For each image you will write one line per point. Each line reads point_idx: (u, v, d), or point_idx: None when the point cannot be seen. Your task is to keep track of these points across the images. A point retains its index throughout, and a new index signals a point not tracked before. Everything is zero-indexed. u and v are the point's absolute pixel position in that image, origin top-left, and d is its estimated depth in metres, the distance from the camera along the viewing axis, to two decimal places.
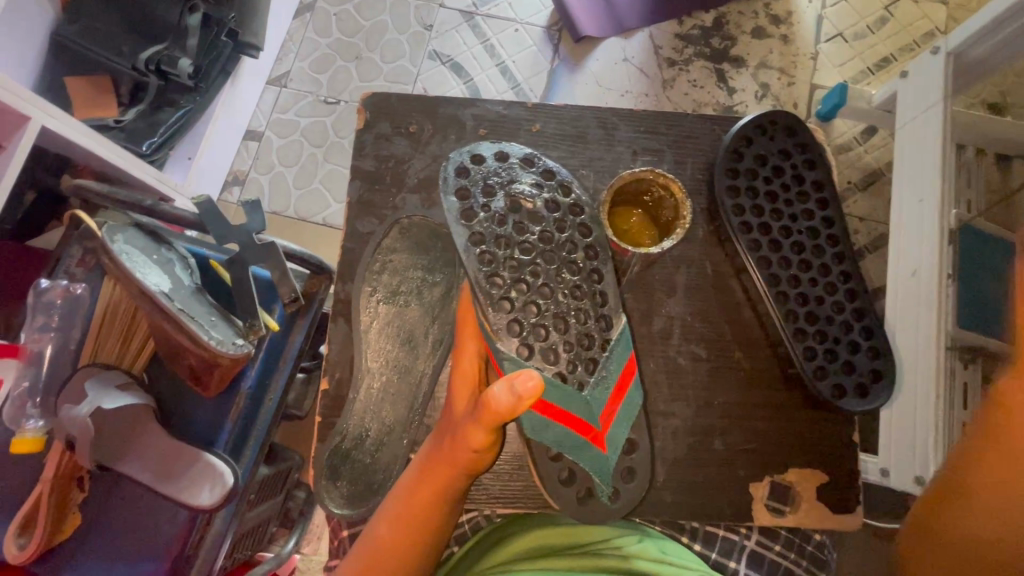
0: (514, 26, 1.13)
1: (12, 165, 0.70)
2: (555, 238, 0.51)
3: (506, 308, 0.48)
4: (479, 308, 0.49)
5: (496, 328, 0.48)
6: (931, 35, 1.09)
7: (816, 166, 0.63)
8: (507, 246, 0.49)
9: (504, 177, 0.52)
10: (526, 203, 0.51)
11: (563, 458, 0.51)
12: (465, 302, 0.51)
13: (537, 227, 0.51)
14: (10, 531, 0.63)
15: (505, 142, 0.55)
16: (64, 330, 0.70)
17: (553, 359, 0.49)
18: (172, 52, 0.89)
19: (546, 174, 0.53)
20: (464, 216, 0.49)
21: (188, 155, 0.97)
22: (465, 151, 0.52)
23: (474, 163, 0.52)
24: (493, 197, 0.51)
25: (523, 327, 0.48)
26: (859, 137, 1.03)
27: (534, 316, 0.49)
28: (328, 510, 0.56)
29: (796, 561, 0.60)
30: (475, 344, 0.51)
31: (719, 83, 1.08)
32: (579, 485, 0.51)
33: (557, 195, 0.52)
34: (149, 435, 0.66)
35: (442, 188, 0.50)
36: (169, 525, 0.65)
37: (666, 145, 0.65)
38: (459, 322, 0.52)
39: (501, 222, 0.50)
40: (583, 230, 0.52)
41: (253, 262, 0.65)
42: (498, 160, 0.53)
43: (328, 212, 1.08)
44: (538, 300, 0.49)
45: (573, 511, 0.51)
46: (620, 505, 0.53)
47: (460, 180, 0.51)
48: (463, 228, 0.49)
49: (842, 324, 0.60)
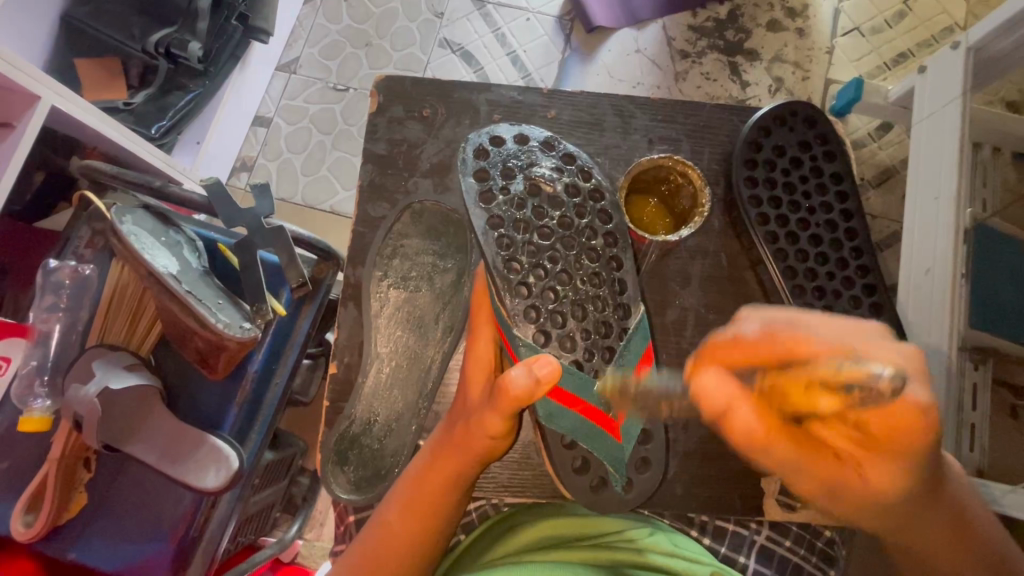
0: (526, 15, 1.12)
1: (22, 144, 0.70)
2: (574, 224, 0.51)
3: (524, 293, 0.48)
4: (496, 293, 0.48)
5: (513, 314, 0.47)
6: (950, 30, 1.07)
7: (836, 157, 0.62)
8: (525, 230, 0.49)
9: (523, 161, 0.51)
10: (546, 187, 0.51)
11: (577, 448, 0.50)
12: (480, 287, 0.51)
13: (557, 212, 0.50)
14: (18, 508, 0.64)
15: (525, 126, 0.55)
16: (73, 310, 0.70)
17: (571, 346, 0.48)
18: (183, 35, 0.87)
19: (566, 158, 0.53)
20: (482, 198, 0.49)
21: (196, 139, 0.97)
22: (484, 133, 0.52)
23: (493, 145, 0.52)
24: (512, 179, 0.50)
25: (540, 314, 0.48)
26: (874, 133, 1.02)
27: (552, 303, 0.48)
28: (334, 495, 0.56)
29: (805, 557, 0.60)
30: (488, 329, 0.51)
31: (732, 76, 1.06)
32: (593, 474, 0.50)
33: (577, 180, 0.52)
34: (155, 417, 0.66)
35: (460, 169, 0.50)
36: (175, 507, 0.65)
37: (682, 135, 0.64)
38: (473, 308, 0.52)
39: (520, 206, 0.49)
40: (603, 217, 0.52)
41: (262, 246, 0.65)
42: (518, 143, 0.52)
43: (336, 199, 1.08)
44: (556, 286, 0.49)
45: (585, 499, 0.50)
46: (631, 496, 0.53)
47: (478, 162, 0.50)
48: (482, 211, 0.48)
49: (859, 319, 0.59)
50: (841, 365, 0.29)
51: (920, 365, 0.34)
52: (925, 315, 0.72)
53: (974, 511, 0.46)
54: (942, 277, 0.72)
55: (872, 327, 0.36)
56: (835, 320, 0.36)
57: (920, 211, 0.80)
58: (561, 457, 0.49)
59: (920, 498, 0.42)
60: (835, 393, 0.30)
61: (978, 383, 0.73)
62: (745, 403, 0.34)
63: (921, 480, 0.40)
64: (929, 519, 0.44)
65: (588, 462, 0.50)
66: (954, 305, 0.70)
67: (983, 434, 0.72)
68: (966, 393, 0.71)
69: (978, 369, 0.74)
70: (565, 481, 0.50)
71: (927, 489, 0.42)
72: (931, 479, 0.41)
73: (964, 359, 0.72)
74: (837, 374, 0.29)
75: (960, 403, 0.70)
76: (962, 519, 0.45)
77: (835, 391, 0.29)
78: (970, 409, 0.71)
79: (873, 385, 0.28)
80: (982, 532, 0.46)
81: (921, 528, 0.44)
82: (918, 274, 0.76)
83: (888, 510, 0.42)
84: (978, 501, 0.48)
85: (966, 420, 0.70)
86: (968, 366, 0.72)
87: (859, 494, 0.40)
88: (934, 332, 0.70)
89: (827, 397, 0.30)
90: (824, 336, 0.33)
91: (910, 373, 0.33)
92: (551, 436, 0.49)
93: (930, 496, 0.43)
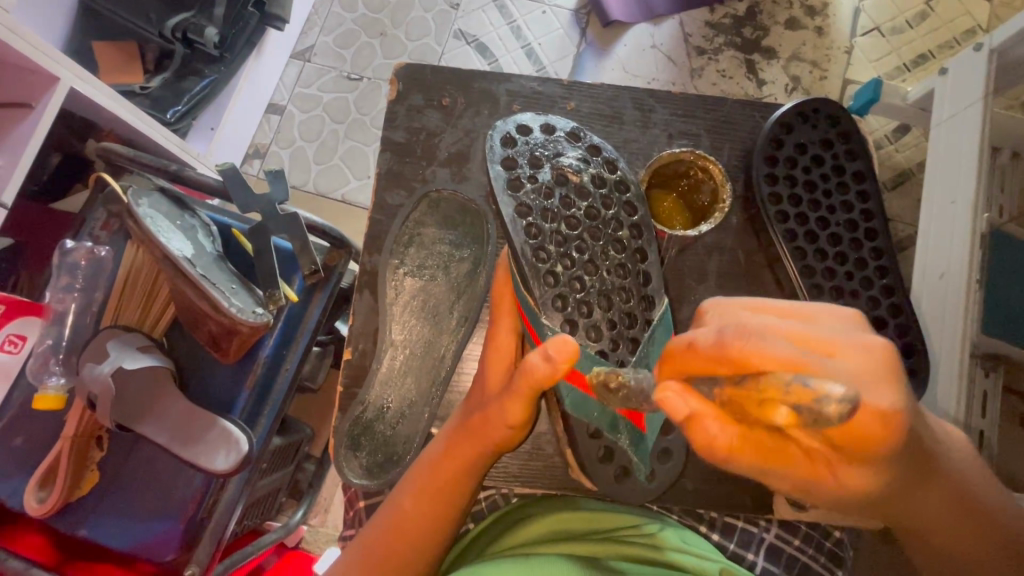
0: (542, 8, 1.11)
1: (41, 124, 0.70)
2: (601, 215, 0.51)
3: (552, 282, 0.48)
4: (523, 281, 0.48)
5: (541, 302, 0.47)
6: (972, 32, 1.05)
7: (857, 157, 0.62)
8: (553, 219, 0.49)
9: (550, 150, 0.52)
10: (572, 177, 0.51)
11: (603, 437, 0.51)
12: (501, 278, 0.52)
13: (584, 202, 0.51)
14: (32, 483, 0.65)
15: (551, 116, 0.55)
16: (88, 291, 0.71)
17: (596, 336, 0.48)
18: (199, 21, 0.88)
19: (592, 149, 0.53)
20: (511, 186, 0.49)
21: (211, 124, 0.97)
22: (511, 121, 0.53)
23: (520, 134, 0.52)
24: (539, 168, 0.51)
25: (567, 303, 0.48)
26: (891, 135, 1.01)
27: (579, 292, 0.49)
28: (346, 479, 0.56)
29: (814, 557, 0.60)
30: (509, 319, 0.51)
31: (748, 74, 1.05)
32: (617, 463, 0.51)
33: (602, 171, 0.52)
34: (166, 399, 0.66)
35: (488, 157, 0.50)
36: (184, 488, 0.66)
37: (702, 130, 0.63)
38: (495, 297, 0.52)
39: (547, 195, 0.50)
40: (629, 208, 0.52)
41: (276, 232, 0.65)
42: (544, 133, 0.53)
43: (347, 188, 1.08)
44: (583, 276, 0.49)
45: (609, 488, 0.52)
46: (652, 485, 0.54)
47: (506, 150, 0.51)
48: (510, 199, 0.49)
49: (876, 319, 0.59)
50: (794, 384, 0.25)
51: (891, 364, 0.30)
52: (937, 319, 0.71)
53: (975, 484, 0.44)
54: (956, 281, 0.71)
55: (836, 317, 0.34)
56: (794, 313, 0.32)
57: (937, 214, 0.79)
58: (588, 448, 0.50)
59: (903, 489, 0.39)
60: (791, 412, 0.25)
61: (988, 390, 0.72)
62: (709, 416, 0.30)
63: (895, 466, 0.35)
64: (919, 502, 0.42)
65: (612, 452, 0.52)
66: (968, 309, 0.69)
67: (993, 441, 0.71)
68: (977, 399, 0.71)
69: (990, 376, 0.72)
70: (590, 469, 0.51)
71: (908, 474, 0.38)
72: (916, 461, 0.38)
73: (975, 365, 0.70)
74: (785, 395, 0.25)
75: (972, 408, 0.69)
76: (962, 498, 0.43)
77: (795, 411, 0.25)
78: (981, 415, 0.70)
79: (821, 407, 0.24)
80: (984, 507, 0.44)
81: (914, 513, 0.43)
82: (933, 278, 0.75)
83: (862, 499, 0.37)
84: (980, 471, 0.45)
85: (976, 427, 0.69)
86: (979, 373, 0.71)
87: (829, 488, 0.35)
88: (945, 338, 0.70)
89: (783, 416, 0.25)
90: (785, 339, 0.28)
91: (862, 378, 0.29)
92: (576, 428, 0.50)
93: (915, 480, 0.40)
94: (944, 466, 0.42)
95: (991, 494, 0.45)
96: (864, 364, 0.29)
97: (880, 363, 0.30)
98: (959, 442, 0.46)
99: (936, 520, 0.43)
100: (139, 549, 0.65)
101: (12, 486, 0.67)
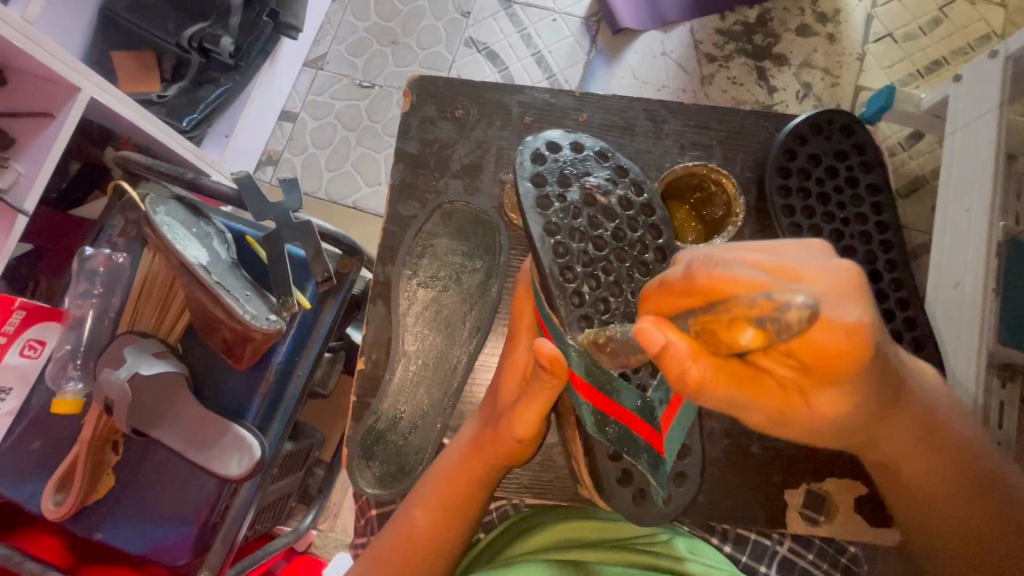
0: (552, 16, 1.11)
1: (62, 134, 0.72)
2: (626, 237, 0.51)
3: (578, 301, 0.47)
4: (550, 300, 0.48)
5: (567, 323, 0.47)
6: (987, 38, 1.04)
7: (872, 168, 0.62)
8: (581, 239, 0.49)
9: (578, 169, 0.52)
10: (600, 198, 0.51)
11: (622, 459, 0.53)
12: (522, 300, 0.52)
13: (610, 224, 0.51)
14: (48, 488, 0.66)
15: (579, 134, 0.55)
16: (107, 297, 0.72)
17: None
18: (215, 30, 0.90)
19: (619, 170, 0.53)
20: (540, 203, 0.49)
21: (225, 132, 0.98)
22: (542, 137, 0.53)
23: (550, 150, 0.52)
24: (568, 187, 0.51)
25: (592, 324, 0.47)
26: (904, 142, 1.00)
27: (604, 313, 0.48)
28: (359, 488, 0.56)
29: (828, 571, 0.59)
30: (528, 339, 0.52)
31: (759, 81, 1.05)
32: (635, 484, 0.53)
33: (629, 193, 0.52)
34: (181, 406, 0.67)
35: (518, 172, 0.50)
36: (198, 493, 0.67)
37: (715, 140, 0.63)
38: (516, 311, 0.53)
39: (576, 215, 0.50)
40: (654, 232, 0.52)
41: (289, 240, 0.65)
42: (574, 151, 0.53)
43: (359, 195, 1.09)
44: (608, 298, 0.48)
45: (626, 510, 0.53)
46: (670, 508, 0.54)
47: (536, 166, 0.51)
48: (539, 216, 0.49)
49: (892, 332, 0.59)
50: (756, 301, 0.24)
51: (852, 287, 0.30)
52: (951, 331, 0.71)
53: (941, 415, 0.46)
54: (971, 291, 0.71)
55: (802, 246, 0.33)
56: (760, 249, 0.31)
57: (951, 224, 0.78)
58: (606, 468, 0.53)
59: (871, 415, 0.40)
60: (757, 331, 0.24)
61: (1005, 401, 0.71)
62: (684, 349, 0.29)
63: (865, 397, 0.36)
64: (887, 429, 0.44)
65: (631, 474, 0.54)
66: (983, 320, 0.68)
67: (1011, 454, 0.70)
68: (992, 410, 0.69)
69: (1006, 387, 0.71)
70: (607, 489, 0.53)
71: (878, 397, 0.38)
72: (888, 394, 0.40)
73: (990, 376, 0.69)
74: (751, 311, 0.24)
75: (988, 420, 0.68)
76: (929, 427, 0.46)
77: (761, 329, 0.24)
78: (997, 427, 0.68)
79: (782, 318, 0.23)
80: (943, 430, 0.46)
81: (883, 438, 0.45)
82: (948, 288, 0.75)
83: (834, 429, 0.39)
84: (946, 402, 0.47)
85: (991, 439, 0.68)
86: (994, 384, 0.70)
87: (808, 423, 0.36)
88: (960, 351, 0.69)
89: (750, 336, 0.25)
90: (745, 265, 0.27)
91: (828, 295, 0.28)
92: (597, 448, 0.53)
93: (887, 411, 0.42)
94: (911, 395, 0.44)
95: (958, 426, 0.47)
96: (828, 285, 0.29)
97: (839, 287, 0.29)
98: (920, 374, 0.47)
99: (902, 446, 0.46)
100: (153, 552, 0.65)
101: (29, 490, 0.68)
